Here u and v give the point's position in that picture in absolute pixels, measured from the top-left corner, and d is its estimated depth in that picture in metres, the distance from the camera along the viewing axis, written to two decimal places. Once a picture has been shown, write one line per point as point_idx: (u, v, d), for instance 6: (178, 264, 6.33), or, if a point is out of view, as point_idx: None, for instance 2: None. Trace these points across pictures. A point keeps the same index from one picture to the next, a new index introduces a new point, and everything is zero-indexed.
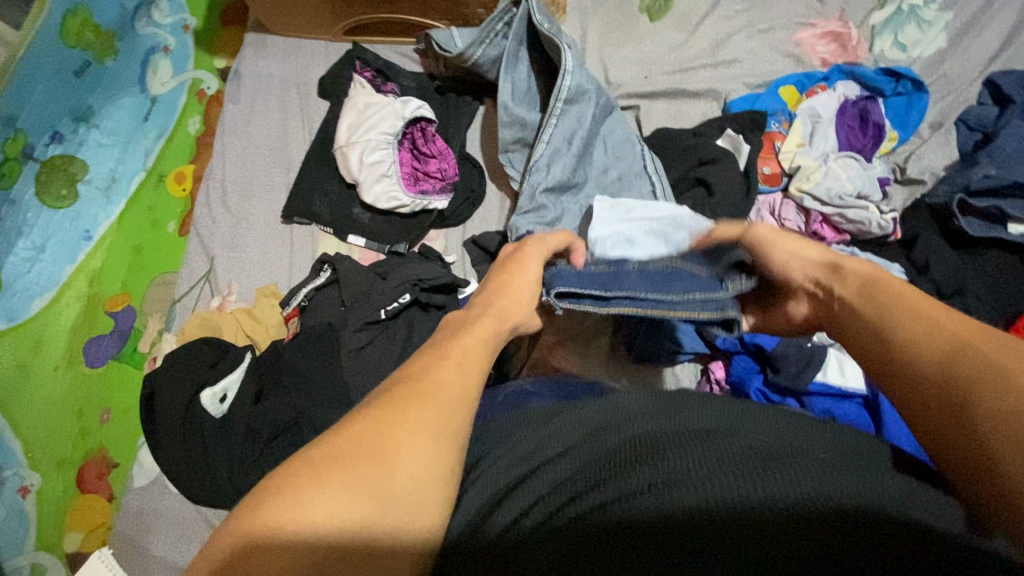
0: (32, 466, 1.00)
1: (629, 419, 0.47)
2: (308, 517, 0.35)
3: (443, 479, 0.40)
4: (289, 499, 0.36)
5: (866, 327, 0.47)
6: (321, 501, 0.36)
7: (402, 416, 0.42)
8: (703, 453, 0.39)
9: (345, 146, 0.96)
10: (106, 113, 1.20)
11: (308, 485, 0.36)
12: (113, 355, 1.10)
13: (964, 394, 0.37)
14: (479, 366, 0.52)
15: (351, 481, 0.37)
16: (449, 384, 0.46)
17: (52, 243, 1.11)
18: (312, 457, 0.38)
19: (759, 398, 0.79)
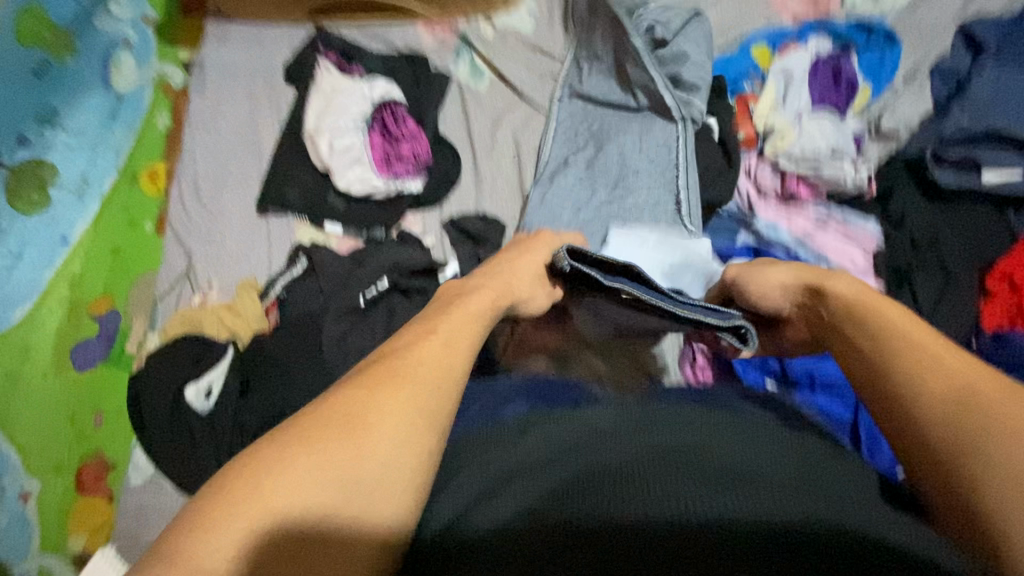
0: (30, 473, 1.01)
1: (602, 437, 0.52)
2: (272, 500, 0.39)
3: (414, 465, 0.45)
4: (250, 484, 0.40)
5: (872, 350, 0.54)
6: (282, 484, 0.40)
7: (380, 390, 0.48)
8: (676, 474, 0.45)
9: (314, 133, 0.95)
10: (71, 113, 1.16)
11: (289, 456, 0.42)
12: (101, 358, 1.15)
13: (964, 424, 0.43)
14: (467, 343, 0.58)
15: (315, 458, 0.42)
16: (437, 345, 0.55)
17: (29, 251, 1.06)
18: (301, 423, 0.45)
19: (742, 362, 0.80)
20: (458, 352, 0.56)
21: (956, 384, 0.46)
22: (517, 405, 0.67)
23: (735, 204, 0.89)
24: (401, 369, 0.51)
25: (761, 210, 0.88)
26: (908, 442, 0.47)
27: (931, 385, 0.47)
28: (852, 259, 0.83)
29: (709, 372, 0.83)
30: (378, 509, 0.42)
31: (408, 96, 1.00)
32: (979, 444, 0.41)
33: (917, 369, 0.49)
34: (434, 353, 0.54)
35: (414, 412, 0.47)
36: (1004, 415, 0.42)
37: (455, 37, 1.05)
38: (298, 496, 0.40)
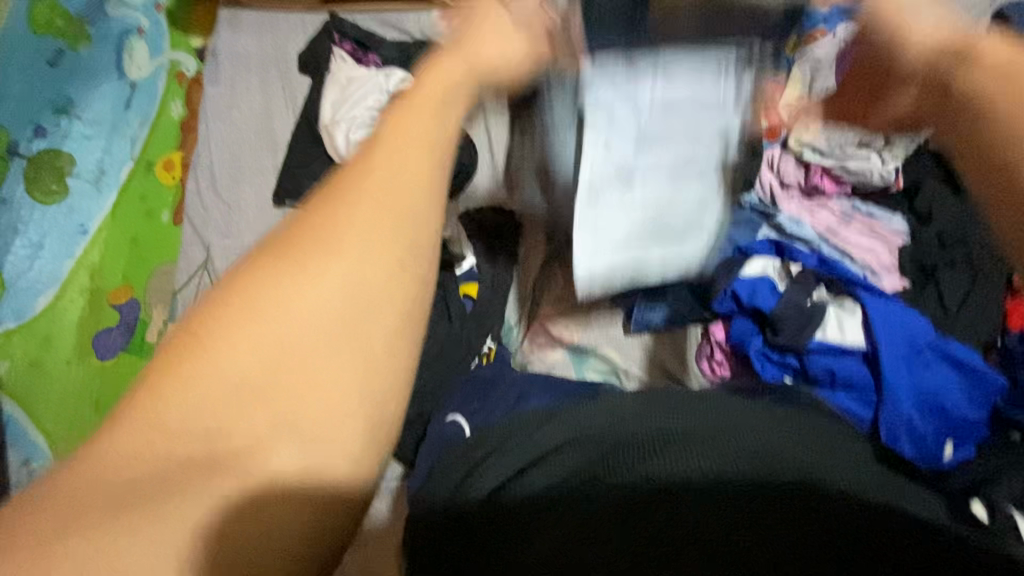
0: (58, 456, 1.06)
1: (621, 419, 0.50)
2: (180, 416, 0.32)
3: (358, 370, 0.34)
4: (169, 383, 0.32)
5: None
6: (198, 397, 0.32)
7: (308, 259, 0.35)
8: (708, 455, 0.44)
9: (330, 125, 0.95)
10: (86, 101, 1.17)
11: (182, 373, 0.32)
12: (124, 347, 1.15)
13: None
14: (412, 180, 0.37)
15: (229, 358, 0.33)
16: (396, 199, 0.37)
17: (49, 240, 1.11)
18: (222, 296, 0.34)
19: (760, 359, 0.79)
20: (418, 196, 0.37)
21: None
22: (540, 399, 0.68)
23: (757, 197, 0.87)
24: (340, 227, 0.36)
25: (784, 204, 0.87)
26: None
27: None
28: (877, 256, 0.81)
29: (725, 366, 0.83)
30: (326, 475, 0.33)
31: None
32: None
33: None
34: (372, 192, 0.36)
35: (347, 285, 0.34)
36: None
37: None
38: (215, 400, 0.32)
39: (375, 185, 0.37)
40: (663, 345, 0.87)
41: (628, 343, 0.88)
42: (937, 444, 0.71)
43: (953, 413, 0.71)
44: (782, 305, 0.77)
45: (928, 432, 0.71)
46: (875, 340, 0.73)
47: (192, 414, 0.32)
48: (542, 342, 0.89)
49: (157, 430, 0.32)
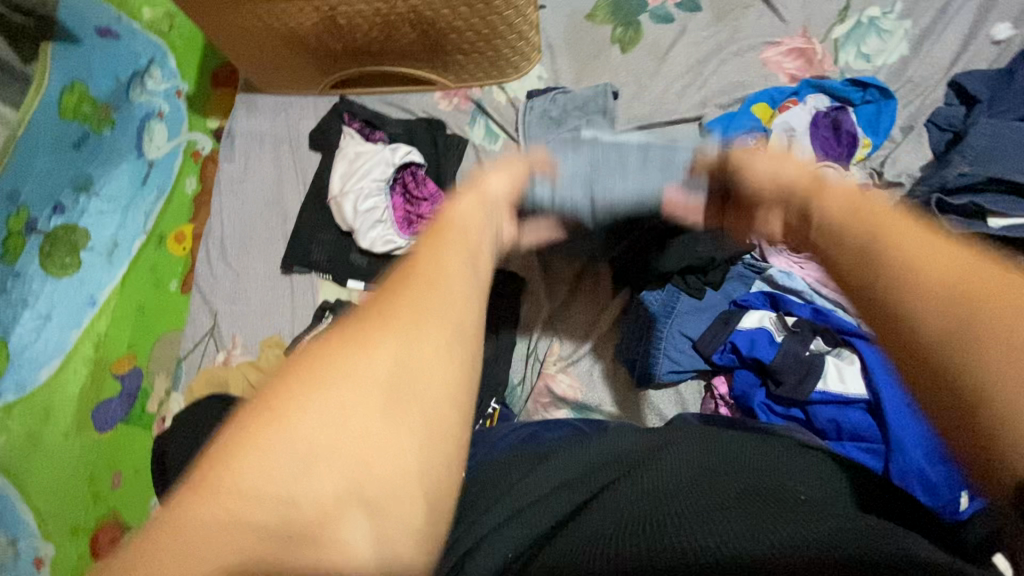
0: (44, 536, 1.03)
1: (637, 468, 0.52)
2: (246, 471, 0.32)
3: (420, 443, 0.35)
4: (229, 454, 0.33)
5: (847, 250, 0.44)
6: (257, 466, 0.33)
7: (349, 363, 0.36)
8: (675, 496, 0.48)
9: (339, 196, 1.00)
10: (104, 180, 1.23)
11: (244, 449, 0.33)
12: (121, 419, 1.10)
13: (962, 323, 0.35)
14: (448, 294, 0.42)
15: (302, 430, 0.34)
16: (426, 315, 0.39)
17: (57, 311, 1.14)
18: (267, 411, 0.35)
19: (764, 413, 0.79)
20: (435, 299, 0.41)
21: (941, 271, 0.38)
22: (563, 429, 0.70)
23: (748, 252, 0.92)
24: (369, 345, 0.37)
25: (774, 258, 0.89)
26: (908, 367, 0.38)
27: (927, 291, 0.37)
28: None
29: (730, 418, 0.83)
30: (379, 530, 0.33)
31: (428, 157, 1.05)
32: (976, 371, 0.34)
33: (909, 270, 0.39)
34: (420, 276, 0.43)
35: (418, 351, 0.38)
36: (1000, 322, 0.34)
37: (470, 104, 1.11)
38: (272, 465, 0.33)
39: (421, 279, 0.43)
40: (666, 397, 0.87)
41: (632, 398, 0.88)
42: (951, 495, 0.68)
43: None
44: (781, 357, 0.79)
45: (940, 481, 0.68)
46: (876, 390, 0.74)
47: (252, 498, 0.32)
48: (547, 401, 0.89)
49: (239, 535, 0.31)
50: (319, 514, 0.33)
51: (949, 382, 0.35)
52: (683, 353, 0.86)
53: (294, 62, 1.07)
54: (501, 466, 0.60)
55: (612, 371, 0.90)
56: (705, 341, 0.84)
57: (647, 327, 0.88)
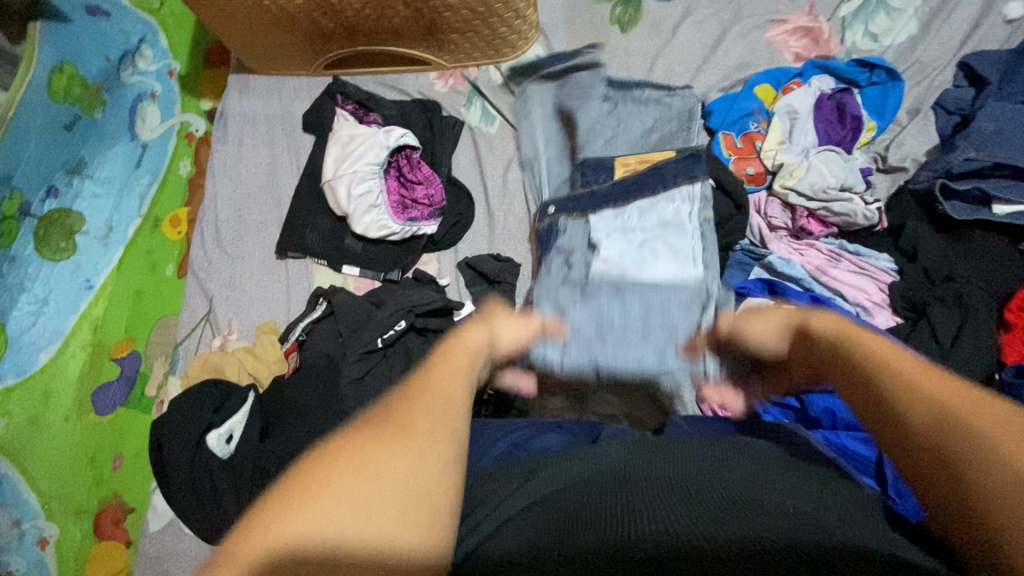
0: (49, 517, 1.03)
1: (628, 475, 0.50)
2: (312, 520, 0.34)
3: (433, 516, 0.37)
4: (294, 504, 0.34)
5: (877, 392, 0.44)
6: (326, 514, 0.34)
7: (384, 450, 0.38)
8: (676, 504, 0.45)
9: (333, 180, 0.98)
10: (98, 162, 1.22)
11: (300, 502, 0.35)
12: (121, 402, 1.11)
13: (950, 453, 0.38)
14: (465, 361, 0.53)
15: (356, 493, 0.36)
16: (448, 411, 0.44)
17: (54, 296, 1.13)
18: (310, 470, 0.37)
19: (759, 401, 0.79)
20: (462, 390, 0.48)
21: (931, 406, 0.40)
22: (547, 436, 0.66)
23: (748, 240, 0.91)
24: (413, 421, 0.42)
25: (773, 245, 0.89)
26: (942, 502, 0.38)
27: (972, 463, 0.36)
28: (867, 293, 0.83)
29: None
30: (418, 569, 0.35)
31: (423, 140, 1.03)
32: (973, 470, 0.36)
33: (984, 453, 0.36)
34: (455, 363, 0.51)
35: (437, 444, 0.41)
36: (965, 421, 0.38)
37: (466, 84, 1.09)
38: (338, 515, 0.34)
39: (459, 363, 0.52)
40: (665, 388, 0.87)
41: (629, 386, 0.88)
42: None
43: None
44: None
45: None
46: None
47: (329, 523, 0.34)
48: None
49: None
50: (350, 548, 0.34)
51: (956, 479, 0.37)
52: None
53: (284, 40, 1.05)
54: (476, 471, 0.56)
55: None
56: None
57: None
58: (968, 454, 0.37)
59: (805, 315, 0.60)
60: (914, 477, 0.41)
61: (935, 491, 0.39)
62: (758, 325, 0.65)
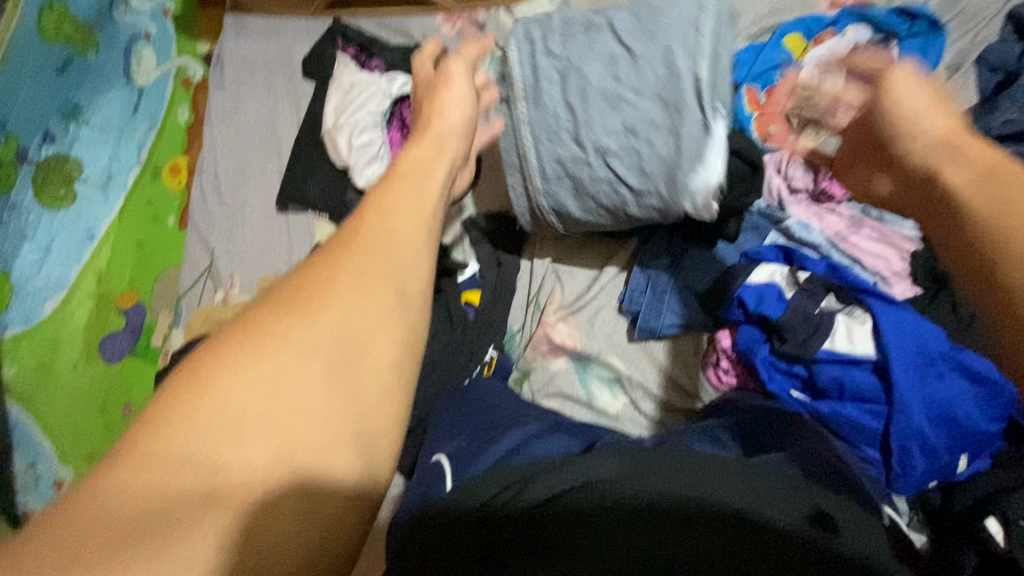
0: (63, 460, 1.04)
1: (631, 483, 0.48)
2: (207, 408, 0.33)
3: (360, 411, 0.35)
4: (190, 393, 0.33)
5: (976, 223, 0.50)
6: (218, 403, 0.33)
7: (302, 313, 0.37)
8: (682, 534, 0.44)
9: (333, 130, 0.94)
10: (94, 106, 1.17)
11: (207, 379, 0.34)
12: (129, 350, 1.12)
13: (986, 250, 0.49)
14: (411, 202, 0.45)
15: (252, 374, 0.34)
16: (375, 282, 0.39)
17: (57, 244, 1.11)
18: (211, 353, 0.35)
19: (766, 369, 0.77)
20: (405, 249, 0.41)
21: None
22: (553, 442, 0.63)
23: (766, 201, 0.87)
24: (327, 303, 0.37)
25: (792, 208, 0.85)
26: (955, 264, 0.52)
27: (994, 243, 0.48)
28: (886, 261, 0.80)
29: (732, 374, 0.82)
30: (339, 500, 0.34)
31: None
32: (1004, 252, 0.47)
33: (1005, 252, 0.47)
34: (381, 218, 0.43)
35: (373, 314, 0.38)
36: (1022, 251, 0.46)
37: (475, 28, 1.02)
38: (213, 420, 0.32)
39: (395, 209, 0.44)
40: (668, 350, 0.86)
41: (630, 351, 0.87)
42: (950, 458, 0.69)
43: (966, 423, 0.68)
44: (789, 314, 0.75)
45: (942, 445, 0.69)
46: (885, 349, 0.71)
47: (192, 459, 0.31)
48: (546, 350, 0.88)
49: (162, 456, 0.31)
50: (214, 460, 0.32)
51: (977, 266, 0.50)
52: (685, 306, 0.84)
53: None
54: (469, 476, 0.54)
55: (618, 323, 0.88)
56: (709, 295, 0.83)
57: (654, 283, 0.86)
58: (998, 245, 0.48)
59: (961, 130, 0.59)
60: (963, 270, 0.51)
61: (978, 280, 0.49)
62: (925, 113, 0.61)
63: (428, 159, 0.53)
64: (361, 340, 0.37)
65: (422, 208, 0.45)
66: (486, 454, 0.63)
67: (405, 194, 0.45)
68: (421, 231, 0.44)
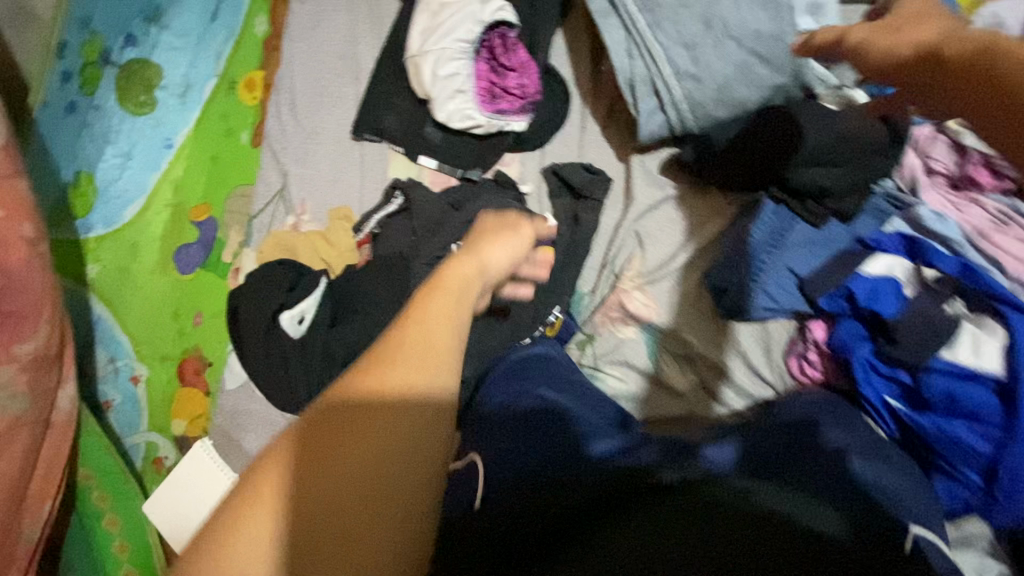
0: (140, 358, 1.09)
1: (626, 495, 0.48)
2: (249, 556, 0.35)
3: (397, 541, 0.38)
4: (232, 537, 0.36)
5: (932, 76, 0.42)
6: (255, 545, 0.36)
7: (339, 448, 0.38)
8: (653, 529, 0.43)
9: (417, 56, 0.88)
10: (174, 12, 1.15)
11: (248, 518, 0.36)
12: (200, 264, 1.12)
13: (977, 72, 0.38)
14: (450, 310, 0.47)
15: (296, 508, 0.36)
16: (402, 414, 0.40)
17: (137, 150, 1.13)
18: (251, 483, 0.37)
19: (865, 370, 0.70)
20: (441, 368, 0.43)
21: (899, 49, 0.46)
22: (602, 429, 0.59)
23: (894, 182, 0.78)
24: (371, 419, 0.39)
25: (928, 193, 0.76)
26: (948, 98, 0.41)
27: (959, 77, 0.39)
28: None
29: (818, 367, 0.76)
30: None
31: (520, 19, 0.90)
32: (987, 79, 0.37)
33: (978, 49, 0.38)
34: (415, 328, 0.44)
35: (405, 451, 0.40)
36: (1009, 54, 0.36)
37: None
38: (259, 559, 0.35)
39: (424, 315, 0.45)
40: (752, 335, 0.80)
41: (709, 327, 0.81)
42: None
43: None
44: (907, 315, 0.69)
45: None
46: (1016, 370, 0.63)
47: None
48: (617, 317, 0.84)
49: None
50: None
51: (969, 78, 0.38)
52: (782, 290, 0.76)
53: None
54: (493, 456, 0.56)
55: (701, 299, 0.82)
56: (812, 281, 0.74)
57: (744, 258, 0.77)
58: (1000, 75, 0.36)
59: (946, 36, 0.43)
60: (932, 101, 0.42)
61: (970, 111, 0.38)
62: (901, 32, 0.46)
63: (483, 244, 0.58)
64: (399, 464, 0.39)
65: (452, 295, 0.48)
66: (519, 409, 0.62)
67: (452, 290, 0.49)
68: (454, 336, 0.46)
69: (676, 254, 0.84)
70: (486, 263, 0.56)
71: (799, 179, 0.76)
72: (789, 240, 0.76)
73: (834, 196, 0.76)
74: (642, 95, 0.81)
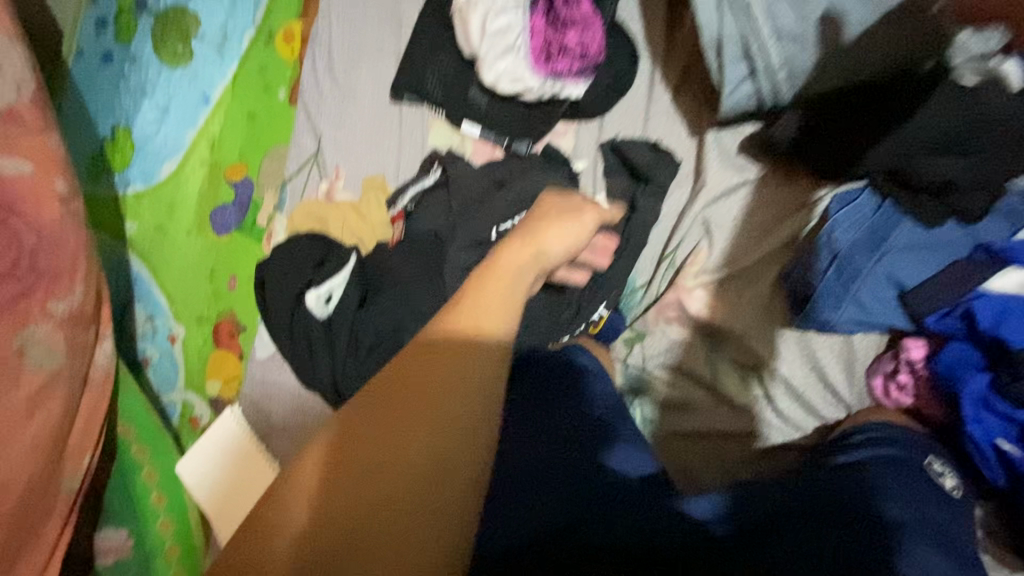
0: (177, 317, 1.07)
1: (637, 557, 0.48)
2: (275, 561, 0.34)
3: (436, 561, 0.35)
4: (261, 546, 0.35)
5: None
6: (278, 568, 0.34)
7: (376, 444, 0.36)
8: None
9: (465, 8, 0.77)
10: None
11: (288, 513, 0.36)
12: (236, 226, 1.08)
13: None
14: (508, 287, 0.46)
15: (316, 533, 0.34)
16: (476, 363, 0.40)
17: (174, 105, 1.08)
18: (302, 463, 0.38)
19: (972, 405, 0.60)
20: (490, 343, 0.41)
21: None
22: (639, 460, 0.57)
23: None
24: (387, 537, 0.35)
25: None
26: None
27: None
28: None
29: (907, 392, 0.66)
30: None
31: None
32: None
33: None
34: (490, 290, 0.45)
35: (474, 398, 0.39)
36: None
37: None
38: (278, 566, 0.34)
39: (497, 279, 0.46)
40: (832, 349, 0.70)
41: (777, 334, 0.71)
42: None
43: None
44: None
45: None
46: None
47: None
48: (673, 316, 0.74)
49: None
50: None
51: None
52: (879, 302, 0.65)
53: None
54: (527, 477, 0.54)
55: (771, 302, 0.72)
56: (919, 294, 0.62)
57: (835, 259, 0.65)
58: None
59: None
60: None
61: None
62: None
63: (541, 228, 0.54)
64: (446, 462, 0.37)
65: (529, 249, 0.52)
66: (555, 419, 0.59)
67: (494, 294, 0.45)
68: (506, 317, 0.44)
69: (749, 249, 0.73)
70: (543, 251, 0.52)
71: (918, 168, 0.61)
72: (893, 245, 0.64)
73: (960, 192, 0.60)
74: (730, 56, 0.69)
